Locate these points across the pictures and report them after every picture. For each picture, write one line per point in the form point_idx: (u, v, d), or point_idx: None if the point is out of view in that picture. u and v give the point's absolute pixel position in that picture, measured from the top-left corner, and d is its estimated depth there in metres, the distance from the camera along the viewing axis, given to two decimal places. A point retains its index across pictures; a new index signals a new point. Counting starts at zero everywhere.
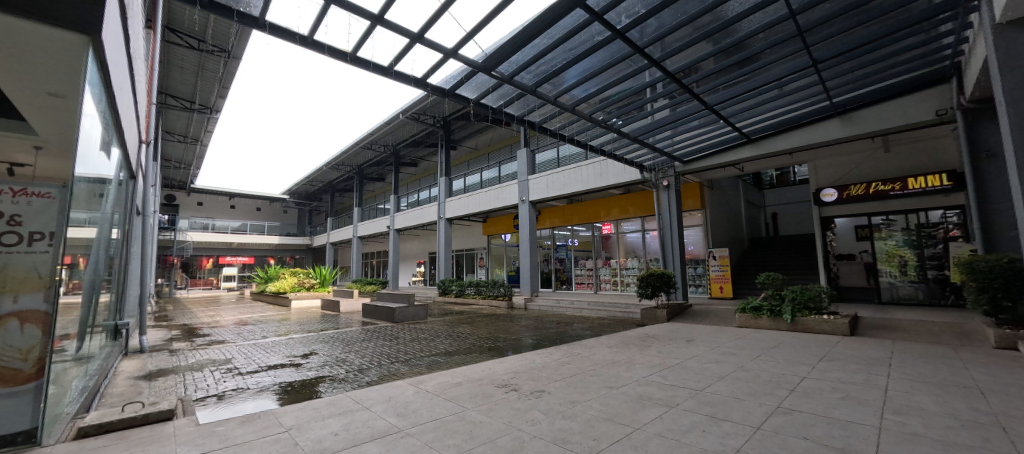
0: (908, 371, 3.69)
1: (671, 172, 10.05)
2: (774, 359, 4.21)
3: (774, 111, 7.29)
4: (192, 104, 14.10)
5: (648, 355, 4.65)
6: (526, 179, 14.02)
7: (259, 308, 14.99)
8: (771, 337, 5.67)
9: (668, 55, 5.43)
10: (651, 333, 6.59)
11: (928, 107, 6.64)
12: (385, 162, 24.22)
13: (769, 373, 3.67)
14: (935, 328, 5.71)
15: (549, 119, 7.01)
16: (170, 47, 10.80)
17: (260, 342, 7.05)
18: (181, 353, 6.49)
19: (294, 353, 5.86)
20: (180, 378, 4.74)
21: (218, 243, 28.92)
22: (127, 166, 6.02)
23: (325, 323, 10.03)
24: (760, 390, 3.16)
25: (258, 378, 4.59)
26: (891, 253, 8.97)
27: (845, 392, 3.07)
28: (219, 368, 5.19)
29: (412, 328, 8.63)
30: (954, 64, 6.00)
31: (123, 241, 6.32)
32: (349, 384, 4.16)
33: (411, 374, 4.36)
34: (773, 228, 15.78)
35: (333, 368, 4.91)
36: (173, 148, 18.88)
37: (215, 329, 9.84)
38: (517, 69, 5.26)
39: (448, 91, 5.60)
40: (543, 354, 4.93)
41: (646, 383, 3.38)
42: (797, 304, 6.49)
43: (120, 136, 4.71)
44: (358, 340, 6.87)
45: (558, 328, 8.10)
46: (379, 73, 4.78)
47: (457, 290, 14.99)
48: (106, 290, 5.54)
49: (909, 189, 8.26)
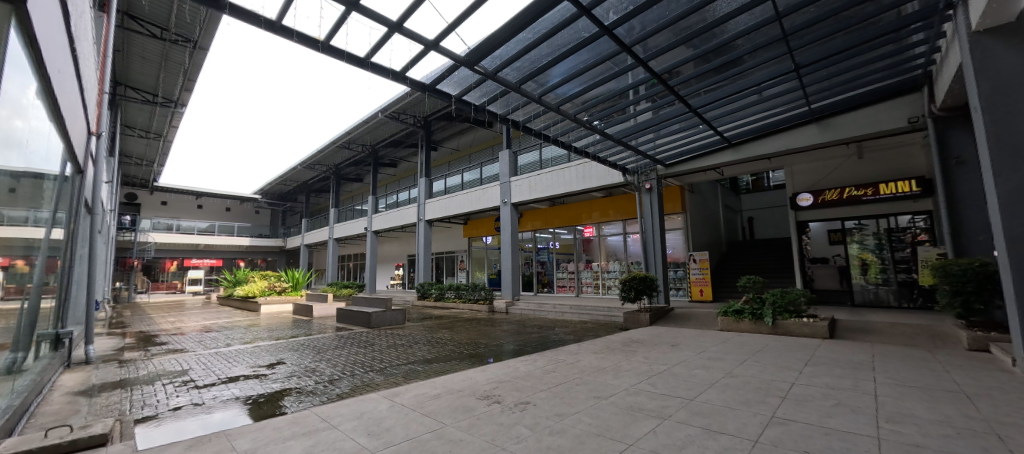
0: (893, 375, 3.68)
1: (654, 175, 10.07)
2: (761, 365, 4.15)
3: (755, 116, 7.37)
4: (155, 97, 13.23)
5: (634, 361, 4.52)
6: (508, 180, 13.83)
7: (226, 313, 14.20)
8: (754, 341, 5.66)
9: (655, 55, 5.36)
10: (635, 337, 6.50)
11: (900, 114, 6.83)
12: (363, 162, 23.62)
13: (758, 379, 3.59)
14: (910, 331, 5.83)
15: (533, 119, 6.86)
16: (129, 34, 10.08)
17: (223, 351, 6.57)
18: (132, 364, 5.95)
19: (259, 363, 5.46)
20: (126, 393, 4.27)
21: (183, 245, 27.46)
22: (74, 158, 5.48)
23: (296, 329, 9.53)
24: (752, 398, 3.06)
25: (215, 392, 4.19)
26: (863, 256, 9.22)
27: (836, 399, 3.00)
28: (173, 380, 4.74)
29: (389, 334, 8.27)
30: (926, 71, 6.17)
31: (68, 242, 5.77)
32: (317, 397, 3.84)
33: (385, 385, 4.07)
34: (749, 232, 16.15)
35: (302, 379, 4.56)
36: (134, 144, 17.80)
37: (176, 336, 9.21)
38: (501, 64, 5.06)
39: (428, 86, 5.34)
40: (527, 361, 4.73)
41: (635, 393, 3.23)
42: (778, 307, 6.53)
43: (62, 127, 4.27)
44: (331, 347, 6.49)
45: (540, 333, 7.91)
46: (354, 64, 4.49)
47: (437, 294, 14.62)
48: (47, 296, 5.02)
49: (881, 194, 8.64)
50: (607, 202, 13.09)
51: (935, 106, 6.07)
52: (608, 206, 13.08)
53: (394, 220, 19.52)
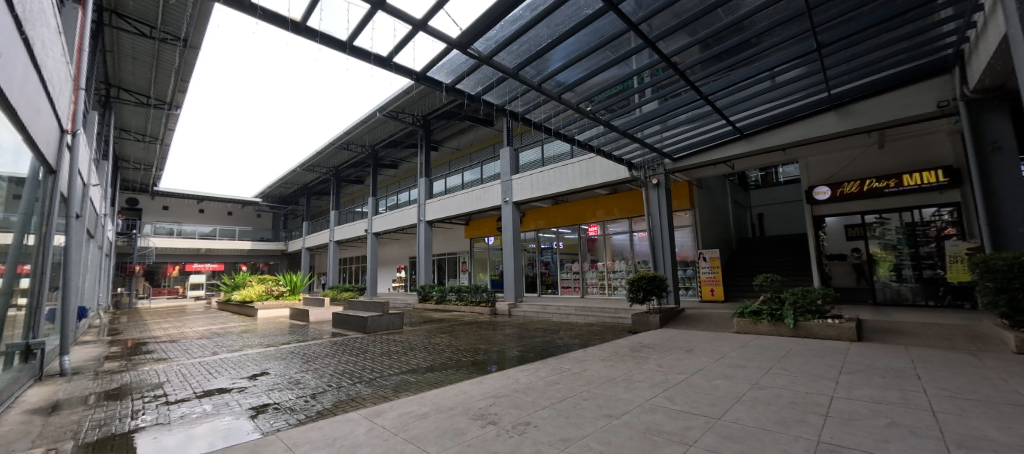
0: (945, 385, 3.23)
1: (661, 170, 9.58)
2: (790, 374, 3.71)
3: (771, 102, 6.89)
4: (148, 99, 12.92)
5: (647, 370, 4.09)
6: (509, 179, 13.42)
7: (223, 318, 13.88)
8: (775, 345, 5.21)
9: (663, 36, 4.90)
10: (646, 342, 6.05)
11: (927, 99, 6.35)
12: (364, 163, 23.31)
13: (790, 391, 3.16)
14: (944, 332, 5.38)
15: (533, 109, 6.45)
16: (118, 33, 9.75)
17: (209, 360, 6.22)
18: (108, 376, 5.59)
19: (241, 374, 5.07)
20: (90, 411, 3.92)
21: (184, 249, 27.29)
22: (42, 159, 5.12)
23: (290, 335, 9.16)
24: (789, 417, 2.63)
25: (185, 409, 3.79)
26: (883, 252, 8.76)
27: (889, 417, 2.56)
28: (145, 396, 4.35)
29: (385, 339, 7.87)
30: (957, 52, 5.66)
31: (42, 246, 5.43)
32: (294, 415, 3.45)
33: (373, 400, 3.67)
34: (759, 229, 15.61)
35: (282, 393, 4.17)
36: (131, 148, 17.60)
37: (166, 344, 8.88)
38: (496, 47, 4.64)
39: (419, 73, 4.94)
40: (528, 371, 4.29)
41: (652, 410, 2.81)
42: (798, 308, 6.10)
43: (17, 122, 3.93)
44: (322, 355, 6.12)
45: (544, 337, 7.49)
46: (332, 46, 4.11)
47: (438, 296, 14.21)
48: (16, 305, 4.68)
49: (904, 186, 8.15)
50: (612, 200, 12.64)
51: (967, 88, 5.58)
52: (613, 203, 12.63)
53: (394, 222, 19.17)
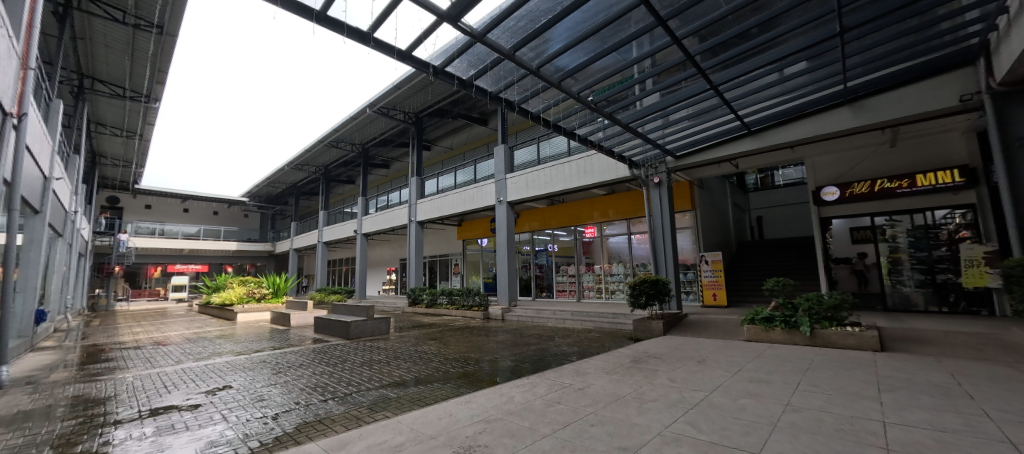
0: (1007, 407, 2.81)
1: (663, 168, 9.15)
2: (824, 392, 3.26)
3: (783, 95, 6.45)
4: (124, 90, 12.24)
5: (660, 387, 3.60)
6: (503, 178, 12.93)
7: (200, 322, 13.19)
8: (795, 355, 4.77)
9: (676, 13, 4.39)
10: (650, 351, 5.59)
11: (949, 93, 6.00)
12: (354, 161, 22.69)
13: (832, 415, 2.71)
14: (973, 342, 5.00)
15: (530, 98, 6.00)
16: (88, 17, 9.09)
17: (171, 370, 5.62)
18: (51, 388, 4.97)
19: (200, 388, 4.49)
20: (9, 435, 3.32)
21: (166, 250, 26.36)
22: None
23: (268, 341, 8.56)
24: (844, 452, 2.16)
25: (122, 434, 3.23)
26: (893, 256, 8.40)
27: (964, 452, 2.11)
28: (80, 416, 3.75)
29: (368, 346, 7.33)
30: (983, 42, 5.28)
31: None
32: (246, 442, 2.90)
33: (341, 423, 3.12)
34: (758, 232, 15.32)
35: (241, 412, 3.62)
36: (108, 143, 16.84)
37: (132, 350, 8.23)
38: (491, 23, 4.13)
39: (404, 52, 4.43)
40: (524, 388, 3.77)
41: (674, 441, 2.34)
42: (814, 315, 5.67)
43: None
44: (297, 365, 5.58)
45: (539, 345, 6.99)
46: (302, 14, 3.58)
47: (428, 299, 13.66)
48: None
49: (918, 187, 7.82)
50: (610, 200, 12.19)
51: (994, 81, 5.25)
52: (610, 204, 12.20)
53: (384, 222, 18.57)
